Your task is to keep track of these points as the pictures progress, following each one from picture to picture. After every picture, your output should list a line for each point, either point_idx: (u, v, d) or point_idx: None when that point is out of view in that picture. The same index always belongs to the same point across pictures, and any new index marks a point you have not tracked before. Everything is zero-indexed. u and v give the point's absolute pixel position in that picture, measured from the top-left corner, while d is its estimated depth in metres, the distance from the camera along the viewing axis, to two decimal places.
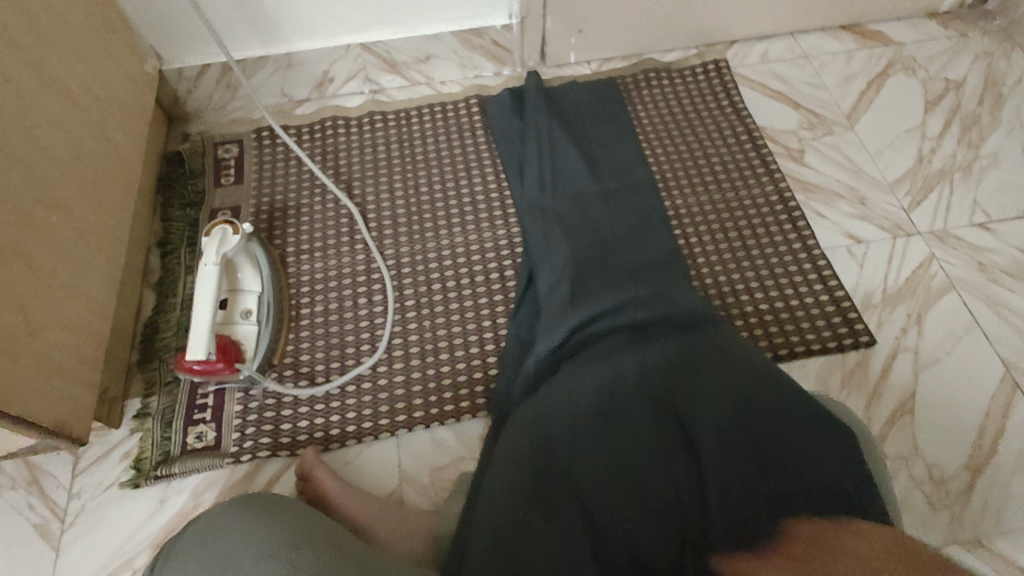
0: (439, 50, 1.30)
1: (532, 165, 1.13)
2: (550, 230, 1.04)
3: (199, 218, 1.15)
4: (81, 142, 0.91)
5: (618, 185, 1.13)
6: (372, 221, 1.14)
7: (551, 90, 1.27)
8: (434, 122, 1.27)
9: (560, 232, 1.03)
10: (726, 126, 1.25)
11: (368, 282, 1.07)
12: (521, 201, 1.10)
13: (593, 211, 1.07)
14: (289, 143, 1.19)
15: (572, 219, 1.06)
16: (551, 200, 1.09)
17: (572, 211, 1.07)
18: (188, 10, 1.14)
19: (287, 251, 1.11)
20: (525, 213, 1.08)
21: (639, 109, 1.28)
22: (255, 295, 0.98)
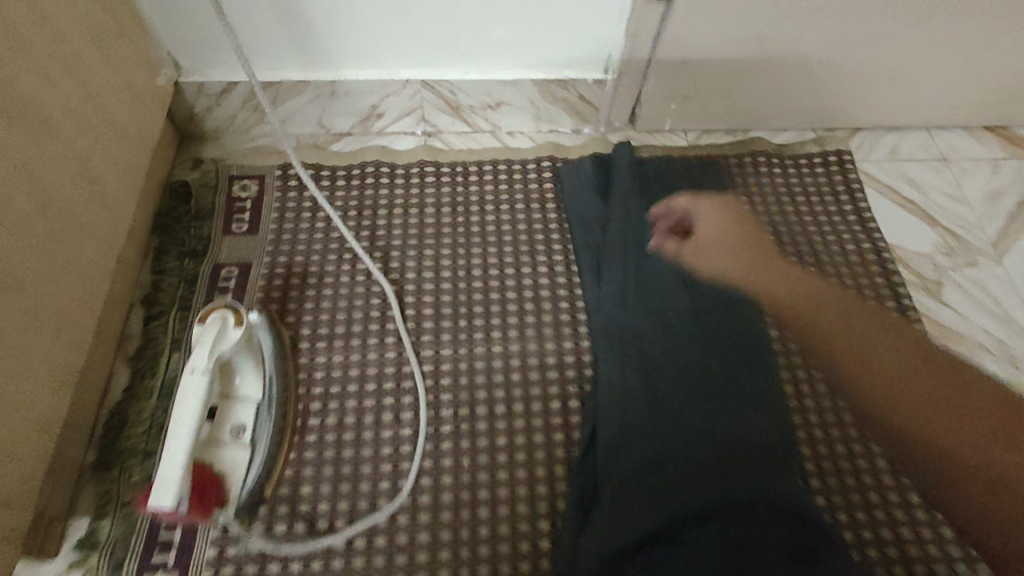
0: (513, 97, 1.10)
1: (611, 273, 0.93)
2: (625, 369, 0.84)
3: (199, 273, 0.93)
4: (55, 190, 0.69)
5: (715, 304, 0.89)
6: (410, 306, 0.92)
7: (643, 166, 1.05)
8: (496, 186, 1.06)
9: (636, 373, 0.83)
10: (848, 239, 1.03)
11: (396, 392, 0.86)
12: (594, 318, 0.91)
13: (680, 344, 0.85)
14: (319, 195, 0.97)
15: (653, 353, 0.85)
16: (629, 319, 0.88)
17: (654, 341, 0.86)
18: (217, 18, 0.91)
19: (299, 334, 0.90)
20: (597, 335, 0.89)
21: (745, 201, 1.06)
22: (253, 406, 0.78)
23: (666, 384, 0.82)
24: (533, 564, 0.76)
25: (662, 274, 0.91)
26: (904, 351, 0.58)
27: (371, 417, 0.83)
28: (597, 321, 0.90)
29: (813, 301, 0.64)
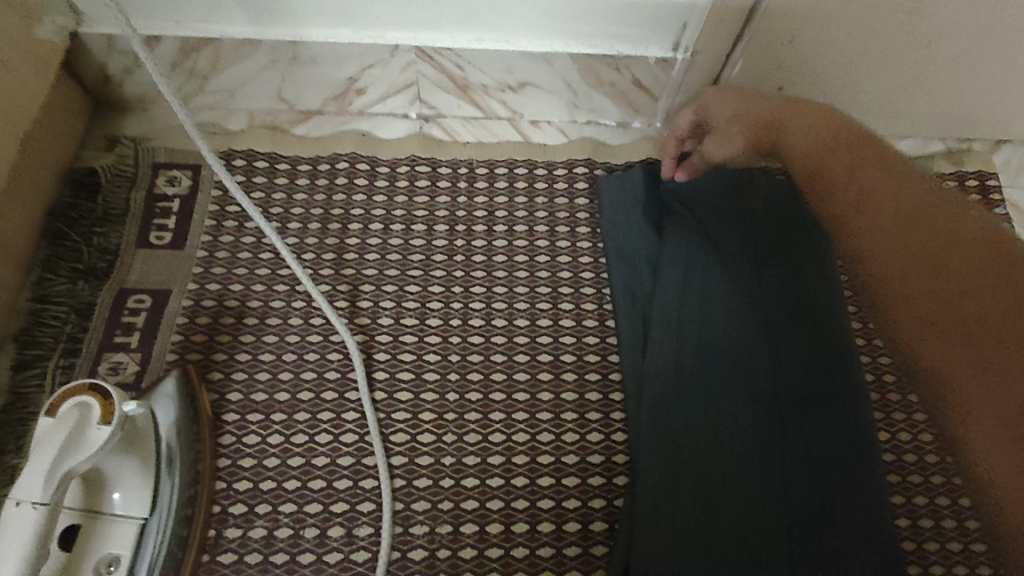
0: (541, 77, 0.81)
1: (659, 338, 0.66)
2: (669, 486, 0.59)
3: (97, 303, 0.68)
4: None
5: (808, 389, 0.62)
6: (382, 369, 0.68)
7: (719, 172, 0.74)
8: (510, 200, 0.79)
9: (684, 491, 0.59)
10: None
11: (352, 495, 0.63)
12: (636, 397, 0.66)
13: (748, 451, 0.60)
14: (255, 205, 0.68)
15: (710, 464, 0.60)
16: (685, 409, 0.62)
17: (710, 445, 0.61)
18: None
19: (226, 400, 0.65)
20: (638, 425, 0.64)
21: None
22: (133, 526, 0.53)
23: (723, 512, 0.58)
24: None
25: (729, 341, 0.64)
26: (933, 216, 0.53)
27: (317, 531, 0.61)
28: (636, 406, 0.65)
29: (852, 168, 0.57)
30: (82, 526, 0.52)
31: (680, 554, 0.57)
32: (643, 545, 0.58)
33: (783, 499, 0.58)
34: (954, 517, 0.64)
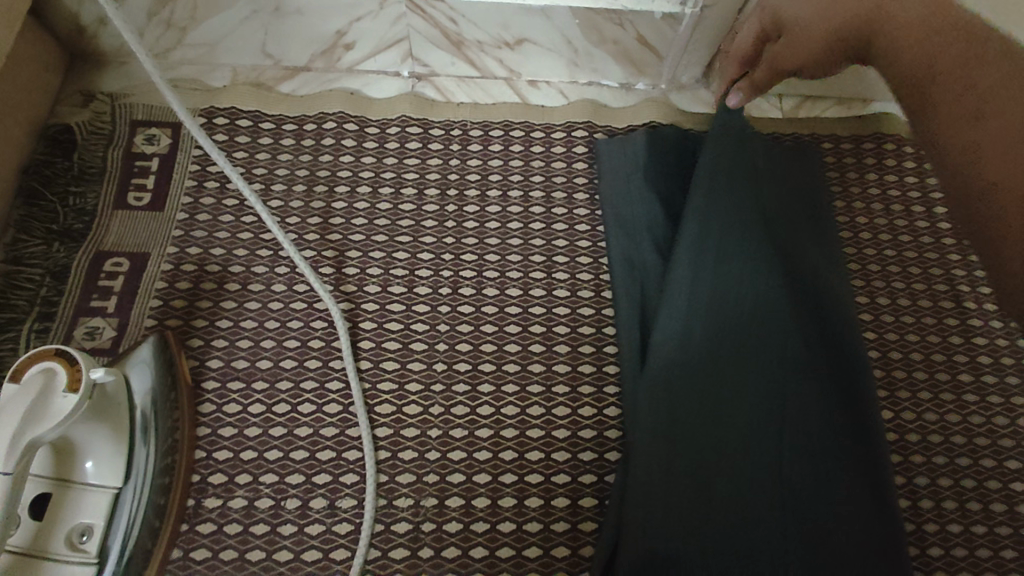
0: (539, 32, 0.76)
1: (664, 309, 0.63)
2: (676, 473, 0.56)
3: (72, 266, 0.65)
4: None
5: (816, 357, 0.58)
6: (367, 337, 0.66)
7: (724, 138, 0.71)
8: (504, 164, 0.76)
9: (682, 470, 0.56)
10: None
11: (335, 466, 0.61)
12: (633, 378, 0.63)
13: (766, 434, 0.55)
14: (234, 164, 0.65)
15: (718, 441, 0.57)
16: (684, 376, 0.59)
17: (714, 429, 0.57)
18: None
19: (206, 367, 0.63)
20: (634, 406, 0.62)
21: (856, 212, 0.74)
22: (105, 496, 0.52)
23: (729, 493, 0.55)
24: None
25: (748, 316, 0.59)
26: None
27: (299, 502, 0.59)
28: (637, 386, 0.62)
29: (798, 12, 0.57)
30: (52, 494, 0.51)
31: (669, 530, 0.54)
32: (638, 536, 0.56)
33: (797, 486, 0.53)
34: (955, 498, 0.62)
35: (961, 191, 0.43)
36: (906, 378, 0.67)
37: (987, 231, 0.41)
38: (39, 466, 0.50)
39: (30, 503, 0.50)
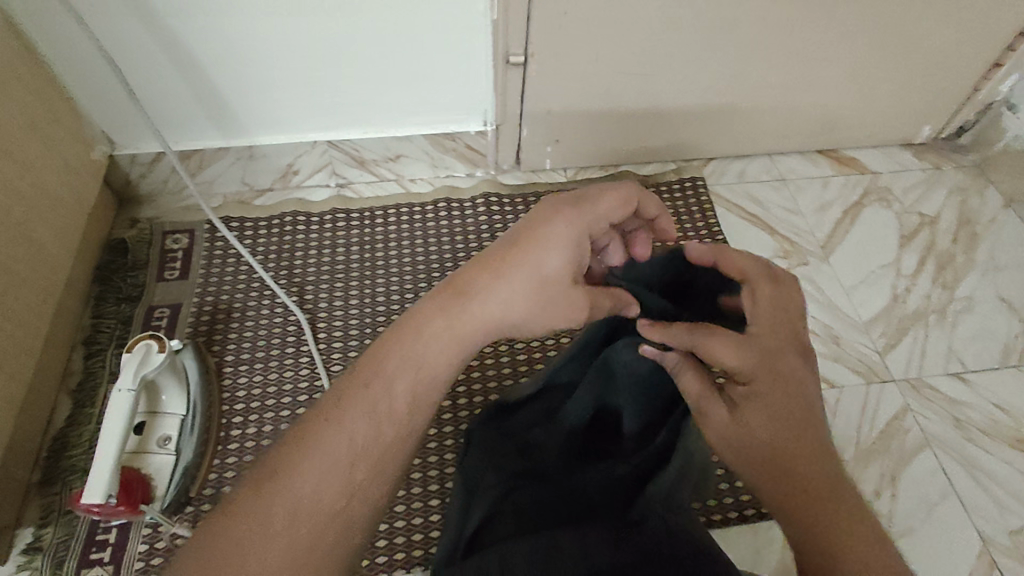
0: (411, 150, 1.27)
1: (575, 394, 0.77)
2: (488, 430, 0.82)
3: (134, 316, 1.07)
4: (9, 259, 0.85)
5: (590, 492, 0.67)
6: (321, 329, 1.08)
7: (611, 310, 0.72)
8: (400, 223, 1.22)
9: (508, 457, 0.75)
10: None
11: (309, 402, 1.00)
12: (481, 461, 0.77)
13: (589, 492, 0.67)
14: (240, 249, 1.11)
15: (508, 414, 0.85)
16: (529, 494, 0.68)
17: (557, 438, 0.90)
18: (129, 104, 1.07)
19: (224, 360, 1.04)
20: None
21: None
22: (177, 419, 0.92)
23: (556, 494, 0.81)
24: (425, 536, 0.93)
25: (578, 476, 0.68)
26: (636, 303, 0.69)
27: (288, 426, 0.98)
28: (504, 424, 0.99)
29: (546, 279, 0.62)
30: (147, 421, 0.91)
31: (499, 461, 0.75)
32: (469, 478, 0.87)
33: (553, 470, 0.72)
34: None
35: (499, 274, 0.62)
36: None
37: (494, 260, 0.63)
38: (141, 404, 0.92)
39: (136, 424, 0.90)
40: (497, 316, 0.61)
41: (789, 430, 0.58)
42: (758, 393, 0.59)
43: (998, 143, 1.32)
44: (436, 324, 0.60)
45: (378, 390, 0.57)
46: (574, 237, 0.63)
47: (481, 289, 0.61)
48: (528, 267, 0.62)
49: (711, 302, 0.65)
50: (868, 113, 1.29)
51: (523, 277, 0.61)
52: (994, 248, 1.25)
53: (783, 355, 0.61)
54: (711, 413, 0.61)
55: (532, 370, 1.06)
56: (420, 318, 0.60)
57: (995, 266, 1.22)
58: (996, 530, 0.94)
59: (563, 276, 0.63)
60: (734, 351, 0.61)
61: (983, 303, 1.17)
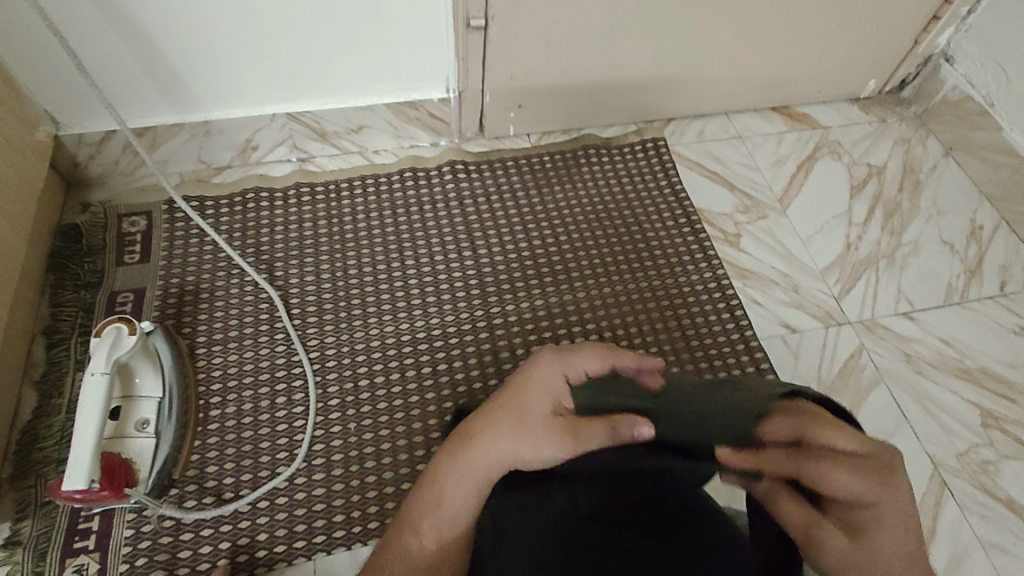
0: (373, 120, 1.25)
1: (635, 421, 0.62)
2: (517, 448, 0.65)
3: (95, 303, 1.03)
4: None
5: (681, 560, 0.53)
6: (295, 305, 1.07)
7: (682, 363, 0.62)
8: (367, 195, 1.21)
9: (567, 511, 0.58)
10: (665, 208, 1.24)
11: (287, 377, 1.00)
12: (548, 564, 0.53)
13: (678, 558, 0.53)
14: (204, 227, 1.09)
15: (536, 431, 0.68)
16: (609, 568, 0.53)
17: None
18: (75, 82, 1.02)
19: (197, 342, 1.02)
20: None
21: (577, 185, 1.27)
22: (153, 402, 0.90)
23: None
24: None
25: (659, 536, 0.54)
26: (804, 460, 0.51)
27: (268, 402, 0.97)
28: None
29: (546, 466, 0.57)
30: (122, 405, 0.89)
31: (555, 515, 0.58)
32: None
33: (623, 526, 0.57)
34: (649, 323, 1.10)
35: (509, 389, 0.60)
36: (620, 263, 1.16)
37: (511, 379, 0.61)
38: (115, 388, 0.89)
39: (112, 409, 0.88)
40: (495, 455, 0.56)
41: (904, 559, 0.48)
42: (877, 519, 0.48)
43: (937, 94, 1.39)
44: (466, 434, 0.58)
45: (412, 541, 0.57)
46: (553, 379, 0.60)
47: (472, 429, 0.58)
48: (514, 408, 0.58)
49: (795, 420, 0.53)
50: (817, 71, 1.34)
51: (504, 416, 0.57)
52: (936, 194, 1.32)
53: (895, 484, 0.48)
54: (827, 544, 0.49)
55: (510, 333, 1.07)
56: (430, 472, 0.59)
57: (936, 211, 1.30)
58: (945, 453, 1.01)
59: (548, 407, 0.58)
60: (852, 472, 0.48)
61: (927, 245, 1.25)
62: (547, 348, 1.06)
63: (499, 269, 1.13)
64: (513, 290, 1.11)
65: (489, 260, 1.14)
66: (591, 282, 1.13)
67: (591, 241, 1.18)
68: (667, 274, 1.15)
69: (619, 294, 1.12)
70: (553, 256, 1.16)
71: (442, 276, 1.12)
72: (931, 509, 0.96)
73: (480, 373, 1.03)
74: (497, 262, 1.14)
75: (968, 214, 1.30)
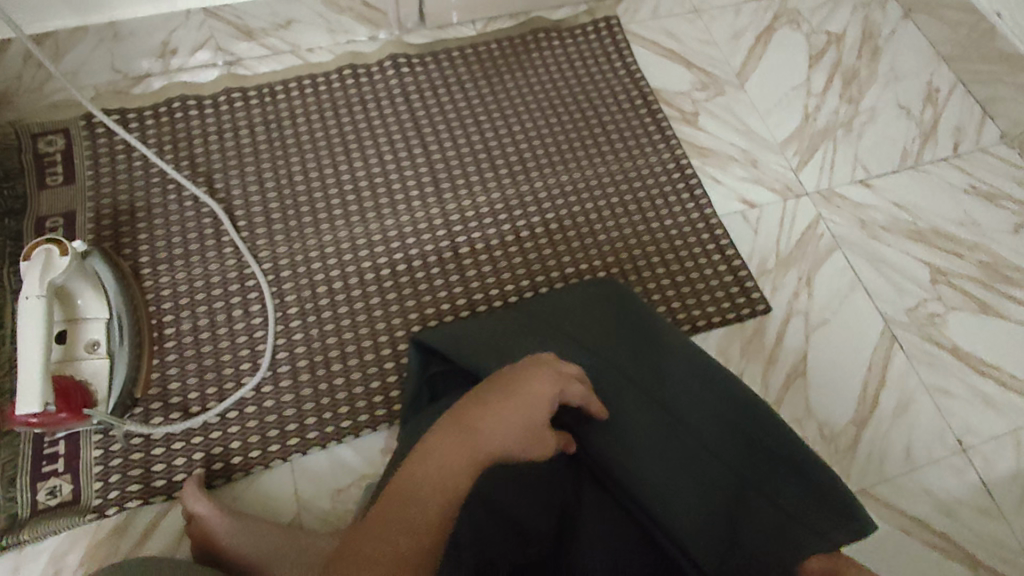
0: (301, 14, 1.19)
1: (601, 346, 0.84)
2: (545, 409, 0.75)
3: (23, 230, 0.97)
4: None
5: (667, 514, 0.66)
6: (241, 218, 1.02)
7: (643, 339, 0.84)
8: (303, 97, 1.13)
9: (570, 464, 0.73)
10: (620, 91, 1.19)
11: (242, 291, 0.97)
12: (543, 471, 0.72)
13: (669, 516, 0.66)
14: (130, 140, 1.01)
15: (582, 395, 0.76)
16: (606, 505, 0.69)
17: (605, 342, 0.84)
18: None
19: (140, 263, 0.97)
20: (504, 329, 0.86)
21: (528, 72, 1.20)
22: (101, 322, 0.87)
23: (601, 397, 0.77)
24: None
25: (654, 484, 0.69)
26: None
27: (225, 318, 0.95)
28: (522, 311, 0.90)
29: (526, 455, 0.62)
30: (69, 329, 0.86)
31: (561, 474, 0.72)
32: (436, 338, 0.88)
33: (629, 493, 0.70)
34: (610, 209, 1.08)
35: (507, 385, 0.63)
36: (578, 151, 1.13)
37: (505, 376, 0.64)
38: (56, 312, 0.85)
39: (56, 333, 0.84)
40: (487, 448, 0.59)
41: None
42: None
43: None
44: (464, 418, 0.60)
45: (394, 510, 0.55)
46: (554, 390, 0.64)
47: (470, 417, 0.60)
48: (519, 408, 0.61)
49: None
50: None
51: (509, 417, 0.60)
52: (894, 59, 1.29)
53: None
54: None
55: (468, 229, 1.04)
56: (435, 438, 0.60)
57: (894, 77, 1.28)
58: (896, 310, 1.05)
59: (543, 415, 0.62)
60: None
61: (884, 112, 1.23)
62: (507, 241, 1.04)
63: (452, 165, 1.09)
64: (469, 187, 1.07)
65: (442, 158, 1.09)
66: (549, 172, 1.10)
67: (546, 130, 1.14)
68: (626, 158, 1.13)
69: (577, 182, 1.10)
70: (508, 149, 1.12)
71: (394, 177, 1.07)
72: (881, 362, 1.00)
73: (441, 271, 1.01)
74: (449, 159, 1.10)
75: (924, 77, 1.28)
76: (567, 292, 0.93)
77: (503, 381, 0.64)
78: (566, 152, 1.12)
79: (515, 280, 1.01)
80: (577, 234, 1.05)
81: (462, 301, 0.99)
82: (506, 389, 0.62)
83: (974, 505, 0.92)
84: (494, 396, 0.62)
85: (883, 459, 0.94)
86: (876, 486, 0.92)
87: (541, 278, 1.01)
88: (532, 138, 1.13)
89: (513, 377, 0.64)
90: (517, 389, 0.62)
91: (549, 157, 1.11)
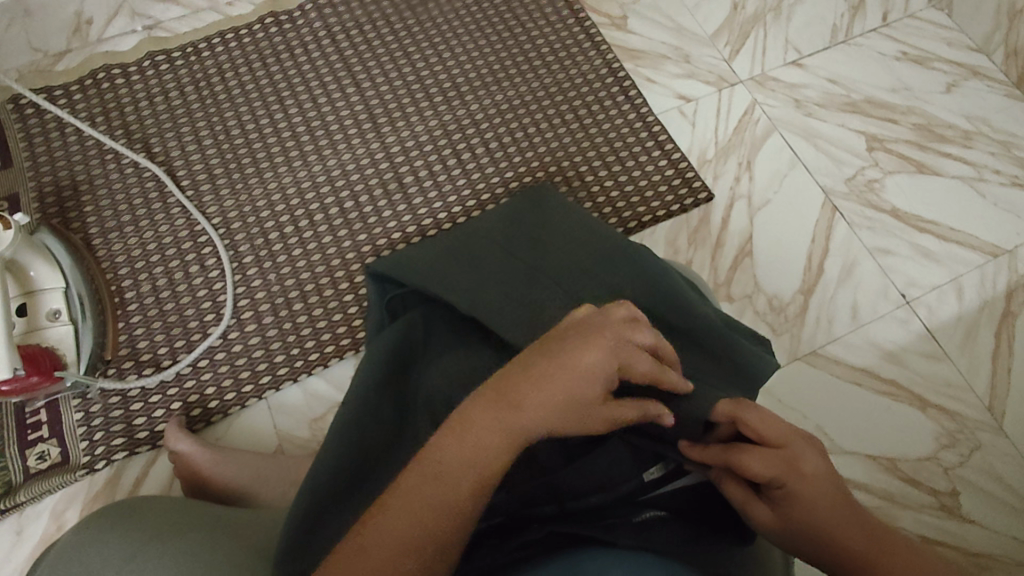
0: None
1: (528, 246, 0.80)
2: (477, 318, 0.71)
3: None
4: None
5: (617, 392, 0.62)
6: (184, 178, 1.02)
7: (568, 233, 0.81)
8: (229, 52, 1.12)
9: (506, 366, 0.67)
10: (546, 4, 1.19)
11: (196, 247, 0.98)
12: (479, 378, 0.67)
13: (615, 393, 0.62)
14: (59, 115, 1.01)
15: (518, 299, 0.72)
16: None
17: (534, 243, 0.80)
18: None
19: (91, 234, 0.98)
20: (444, 239, 0.83)
21: None
22: (58, 291, 0.88)
23: (535, 280, 0.74)
24: None
25: None
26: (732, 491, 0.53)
27: (183, 276, 0.96)
28: (447, 233, 0.89)
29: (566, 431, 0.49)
30: (27, 302, 0.87)
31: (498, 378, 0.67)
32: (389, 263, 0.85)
33: None
34: (548, 121, 1.09)
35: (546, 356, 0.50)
36: (510, 69, 1.13)
37: (549, 341, 0.51)
38: (11, 288, 0.86)
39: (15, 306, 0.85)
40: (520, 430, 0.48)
41: (828, 502, 0.51)
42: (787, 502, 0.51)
43: None
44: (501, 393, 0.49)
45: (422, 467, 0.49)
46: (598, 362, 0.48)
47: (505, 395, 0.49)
48: (551, 386, 0.48)
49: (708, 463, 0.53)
50: None
51: (547, 396, 0.48)
52: None
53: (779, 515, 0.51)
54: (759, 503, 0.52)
55: (410, 159, 1.05)
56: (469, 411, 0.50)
57: None
58: (835, 182, 1.07)
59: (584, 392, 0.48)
60: (767, 459, 0.51)
61: None
62: (450, 165, 1.05)
63: (387, 99, 1.09)
64: (406, 118, 1.08)
65: (376, 94, 1.10)
66: (483, 94, 1.10)
67: (476, 53, 1.14)
68: (559, 70, 1.13)
69: (512, 100, 1.10)
70: (441, 76, 1.12)
71: (330, 117, 1.07)
72: (823, 233, 1.04)
73: (389, 203, 1.02)
74: (383, 93, 1.10)
75: None
76: (496, 210, 0.89)
77: (542, 351, 0.50)
78: (499, 72, 1.12)
79: (462, 202, 1.03)
80: (517, 150, 1.07)
81: (412, 229, 1.01)
82: (542, 363, 0.49)
83: (920, 351, 0.97)
84: (537, 372, 0.49)
85: (830, 322, 0.98)
86: (825, 347, 0.97)
87: (487, 197, 1.03)
88: (463, 62, 1.13)
89: (556, 349, 0.50)
90: (554, 367, 0.49)
91: (482, 80, 1.12)
